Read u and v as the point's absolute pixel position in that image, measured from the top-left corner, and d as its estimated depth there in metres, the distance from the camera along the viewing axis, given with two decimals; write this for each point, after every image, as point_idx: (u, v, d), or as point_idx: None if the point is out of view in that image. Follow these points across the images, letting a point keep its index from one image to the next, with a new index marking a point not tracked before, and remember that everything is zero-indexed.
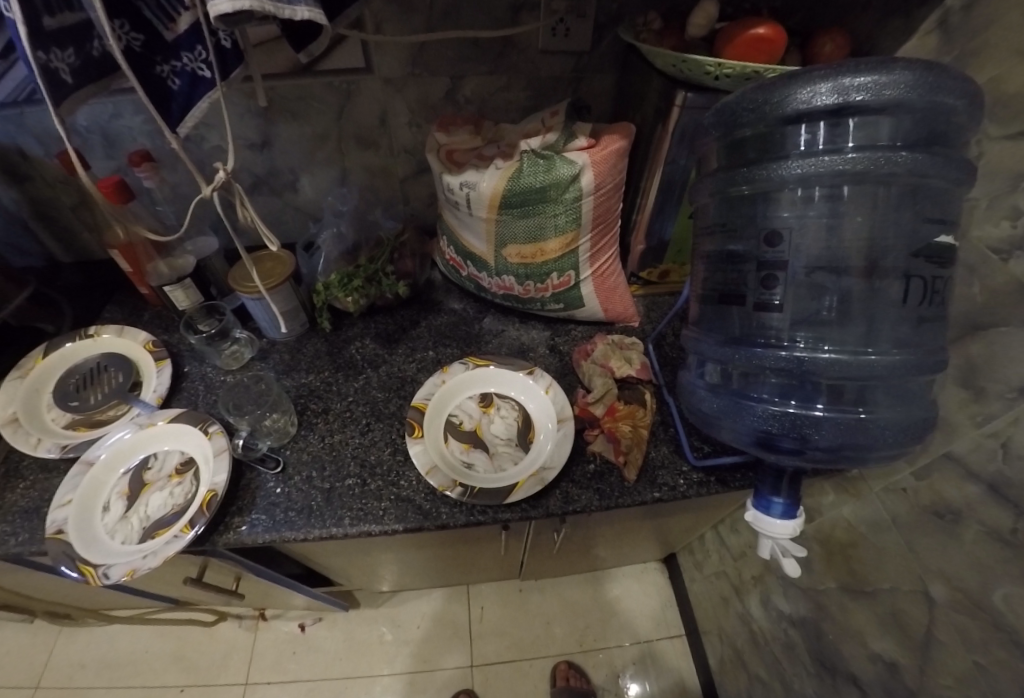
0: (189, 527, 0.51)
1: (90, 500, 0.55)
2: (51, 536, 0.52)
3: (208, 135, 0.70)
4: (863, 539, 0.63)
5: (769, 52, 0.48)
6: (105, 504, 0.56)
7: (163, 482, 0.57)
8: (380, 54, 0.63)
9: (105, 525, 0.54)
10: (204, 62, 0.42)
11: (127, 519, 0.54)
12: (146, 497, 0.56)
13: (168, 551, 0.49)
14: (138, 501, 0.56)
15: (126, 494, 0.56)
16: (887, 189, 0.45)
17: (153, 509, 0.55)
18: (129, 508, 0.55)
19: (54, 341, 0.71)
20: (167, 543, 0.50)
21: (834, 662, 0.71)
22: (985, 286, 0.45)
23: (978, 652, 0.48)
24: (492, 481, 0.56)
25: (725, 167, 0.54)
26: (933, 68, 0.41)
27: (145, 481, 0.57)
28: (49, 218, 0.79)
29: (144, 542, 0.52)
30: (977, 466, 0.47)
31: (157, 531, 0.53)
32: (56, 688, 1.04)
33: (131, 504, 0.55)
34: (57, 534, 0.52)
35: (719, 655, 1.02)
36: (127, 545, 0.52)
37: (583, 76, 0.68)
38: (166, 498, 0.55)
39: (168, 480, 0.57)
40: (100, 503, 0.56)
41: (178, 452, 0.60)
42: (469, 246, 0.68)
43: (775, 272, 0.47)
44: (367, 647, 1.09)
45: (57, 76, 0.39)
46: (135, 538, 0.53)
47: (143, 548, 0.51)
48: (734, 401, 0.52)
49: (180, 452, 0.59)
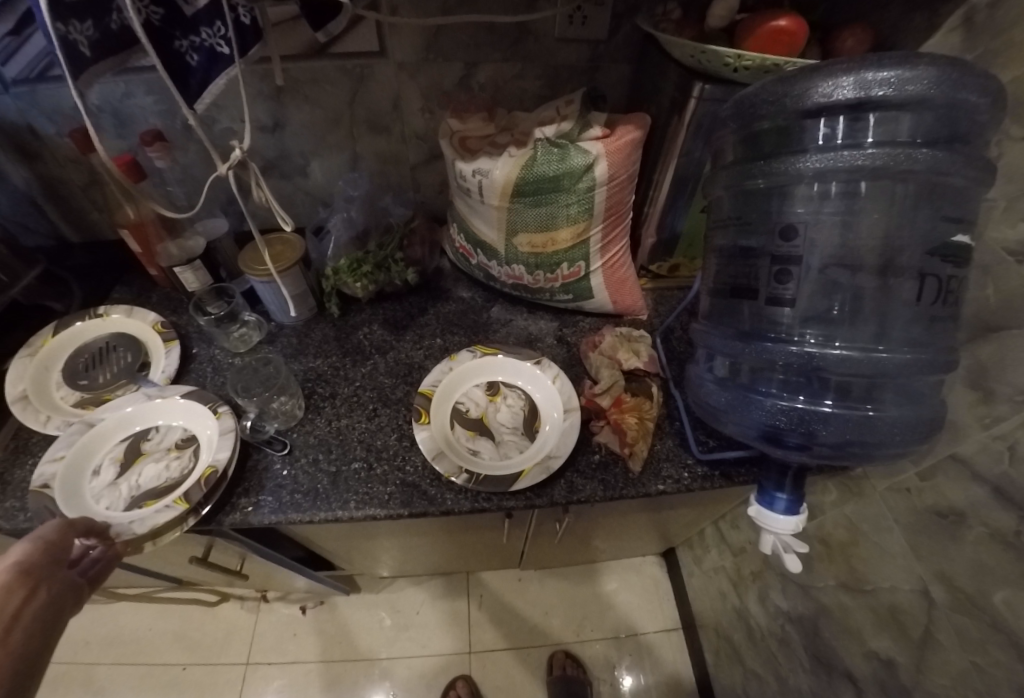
0: (184, 499, 0.52)
1: (81, 462, 0.56)
2: (34, 490, 0.52)
3: (220, 116, 0.69)
4: (865, 538, 0.64)
5: (789, 44, 0.47)
6: (96, 468, 0.56)
7: (159, 455, 0.57)
8: (395, 38, 0.62)
9: (91, 489, 0.54)
10: (223, 38, 0.42)
11: (116, 486, 0.54)
12: (139, 466, 0.56)
13: (156, 520, 0.50)
14: (130, 470, 0.56)
15: (119, 460, 0.57)
16: (905, 185, 0.45)
17: (144, 480, 0.55)
18: (120, 475, 0.55)
19: (63, 320, 0.71)
20: (155, 511, 0.51)
21: (830, 659, 0.71)
22: (999, 286, 0.45)
23: (977, 653, 0.48)
24: (498, 469, 0.57)
25: (742, 160, 0.54)
26: (958, 64, 0.41)
27: (141, 451, 0.58)
28: (59, 196, 0.79)
29: (130, 510, 0.52)
30: (982, 468, 0.47)
31: (146, 501, 0.53)
32: (60, 662, 1.06)
33: (123, 472, 0.56)
34: (41, 488, 0.52)
35: (716, 649, 1.02)
36: (111, 511, 0.52)
37: (598, 65, 0.68)
38: (160, 470, 0.56)
39: (165, 453, 0.57)
40: (92, 467, 0.56)
41: (180, 427, 0.60)
42: (479, 234, 0.68)
43: (789, 267, 0.47)
44: (366, 631, 1.10)
45: (77, 50, 0.40)
46: (120, 505, 0.53)
47: (129, 514, 0.51)
48: (742, 395, 0.52)
49: (183, 428, 0.60)
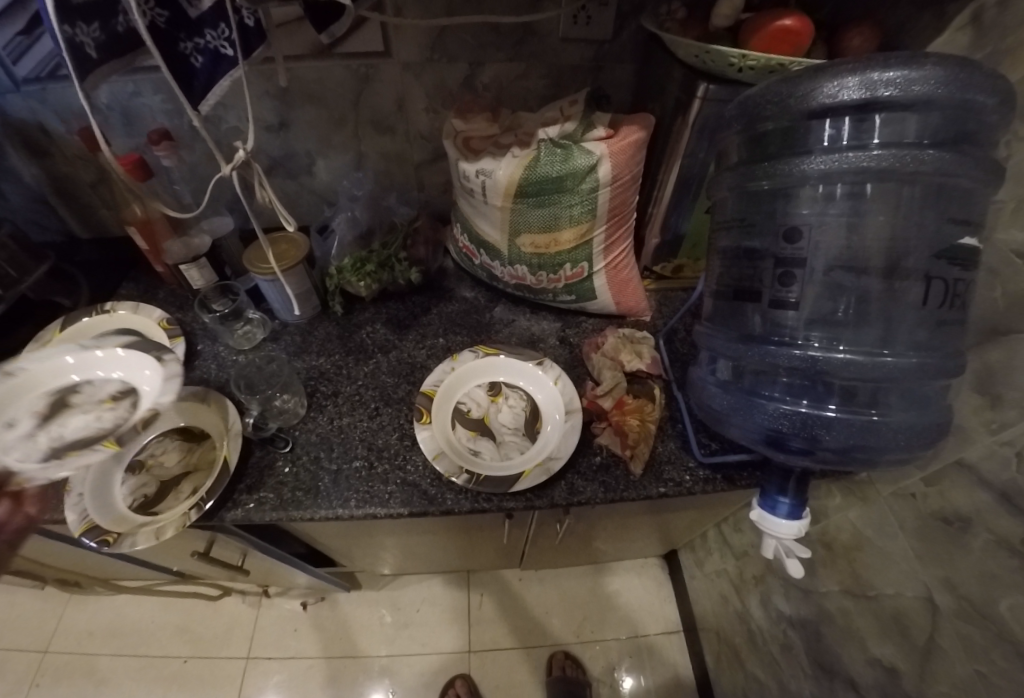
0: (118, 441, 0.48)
1: None
2: None
3: (227, 116, 0.70)
4: (869, 543, 0.63)
5: (795, 44, 0.47)
6: (12, 420, 0.50)
7: (89, 405, 0.52)
8: (400, 38, 0.62)
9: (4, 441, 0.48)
10: (227, 40, 0.43)
11: (34, 438, 0.48)
12: (64, 417, 0.51)
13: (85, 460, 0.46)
14: (54, 420, 0.50)
15: (41, 412, 0.51)
16: (912, 187, 0.44)
17: (69, 430, 0.49)
18: (40, 426, 0.49)
19: (71, 315, 0.72)
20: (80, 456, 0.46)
21: (832, 665, 0.71)
22: (1008, 290, 0.44)
23: (981, 661, 0.48)
24: (499, 469, 0.57)
25: (746, 161, 0.53)
26: (965, 64, 0.40)
27: (69, 403, 0.52)
28: (68, 194, 0.80)
29: (49, 460, 0.46)
30: (988, 475, 0.46)
31: (68, 451, 0.47)
32: (64, 653, 1.07)
33: (44, 423, 0.50)
34: None
35: (717, 652, 1.02)
36: (25, 462, 0.46)
37: (603, 65, 0.68)
38: (88, 421, 0.50)
39: (97, 405, 0.52)
40: (6, 419, 0.50)
41: (119, 379, 0.55)
42: (483, 234, 0.68)
43: (793, 269, 0.46)
44: (366, 628, 1.11)
45: (83, 52, 0.40)
46: (36, 457, 0.47)
47: (46, 464, 0.46)
48: (744, 398, 0.52)
49: (122, 380, 0.55)
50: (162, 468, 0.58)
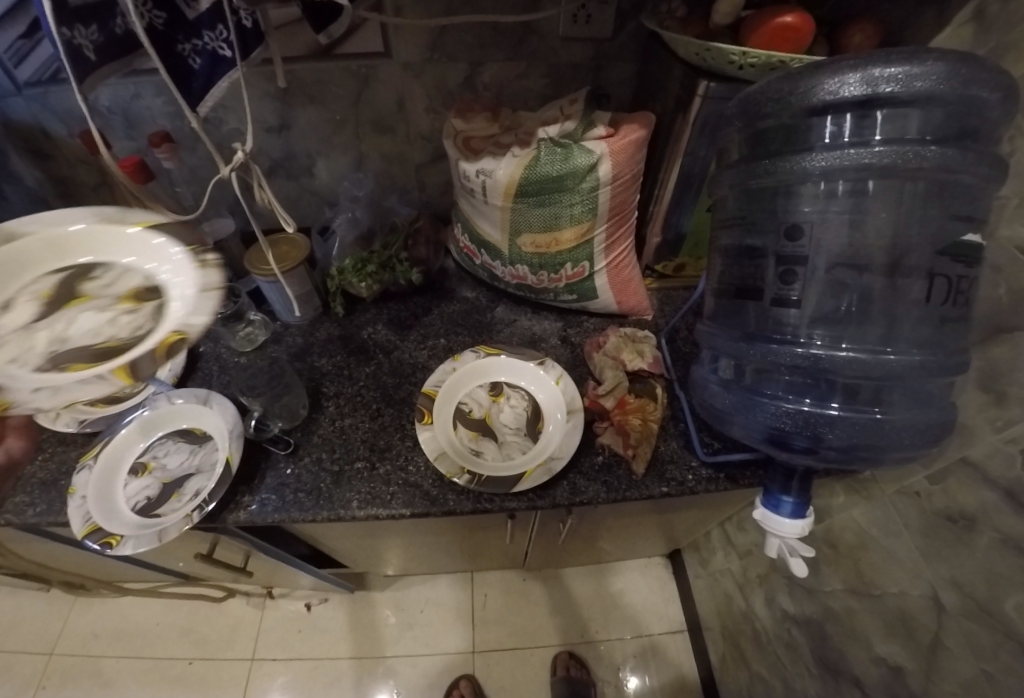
0: (135, 371, 0.38)
1: None
2: None
3: (227, 117, 0.70)
4: (874, 542, 0.63)
5: (795, 41, 0.47)
6: (7, 303, 0.42)
7: (102, 302, 0.42)
8: (399, 39, 0.62)
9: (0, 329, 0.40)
10: (225, 41, 0.43)
11: (33, 333, 0.40)
12: (71, 311, 0.42)
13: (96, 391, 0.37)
14: (60, 314, 0.42)
15: (44, 298, 0.43)
16: (914, 184, 0.44)
17: (76, 330, 0.41)
18: (42, 318, 0.41)
19: None
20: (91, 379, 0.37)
21: (837, 663, 0.70)
22: (1012, 286, 0.44)
23: (988, 660, 0.48)
24: (501, 470, 0.57)
25: (747, 159, 0.53)
26: (968, 59, 0.40)
27: (79, 292, 0.43)
28: (70, 197, 0.80)
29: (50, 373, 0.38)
30: (993, 472, 0.46)
31: (72, 364, 0.39)
32: (70, 655, 1.08)
33: (47, 315, 0.42)
34: None
35: (722, 652, 1.02)
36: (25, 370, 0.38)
37: (603, 64, 0.68)
38: (100, 322, 0.41)
39: (113, 304, 0.42)
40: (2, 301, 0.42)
41: (140, 274, 0.45)
42: (483, 234, 0.68)
43: (794, 267, 0.46)
44: (370, 629, 1.11)
45: (82, 54, 0.40)
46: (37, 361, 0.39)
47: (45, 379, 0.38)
48: (746, 397, 0.52)
49: (146, 276, 0.45)
50: (164, 472, 0.57)
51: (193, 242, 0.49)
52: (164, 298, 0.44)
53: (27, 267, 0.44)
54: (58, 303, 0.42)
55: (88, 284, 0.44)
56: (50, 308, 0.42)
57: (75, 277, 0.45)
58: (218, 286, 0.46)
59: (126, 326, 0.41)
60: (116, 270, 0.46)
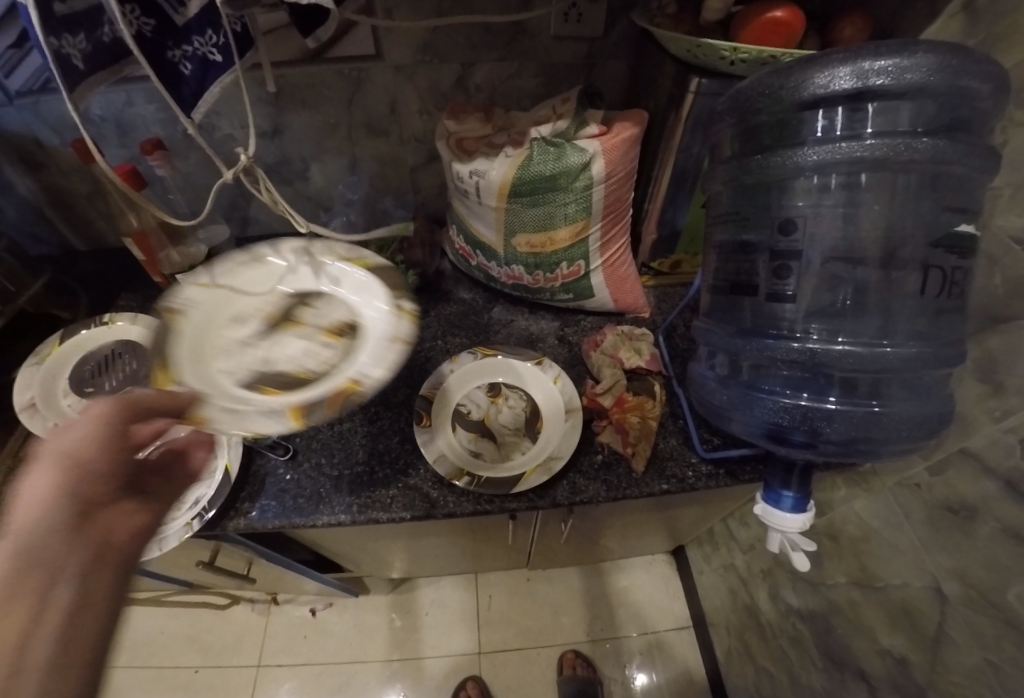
0: (309, 414, 0.43)
1: (223, 306, 0.49)
2: (164, 309, 0.46)
3: (220, 123, 0.70)
4: (876, 535, 0.63)
5: (787, 36, 0.47)
6: (240, 316, 0.49)
7: (309, 331, 0.49)
8: (391, 41, 0.62)
9: (230, 338, 0.48)
10: (215, 46, 0.43)
11: (254, 348, 0.47)
12: (283, 335, 0.49)
13: (268, 425, 0.42)
14: (276, 335, 0.49)
15: (267, 318, 0.50)
16: (907, 176, 0.44)
17: (281, 355, 0.48)
18: (263, 337, 0.49)
19: (69, 328, 0.72)
20: (274, 412, 0.43)
21: (843, 656, 0.71)
22: (1007, 276, 0.44)
23: (991, 649, 0.48)
24: (501, 471, 0.56)
25: (739, 154, 0.53)
26: (958, 50, 0.40)
27: (294, 318, 0.50)
28: (66, 207, 0.80)
29: (248, 391, 0.45)
30: (993, 462, 0.46)
31: (265, 387, 0.45)
32: None
33: (268, 333, 0.49)
34: (170, 312, 0.46)
35: (727, 647, 1.02)
36: (231, 381, 0.45)
37: (595, 62, 0.68)
38: (299, 352, 0.48)
39: (317, 335, 0.49)
40: (235, 312, 0.49)
41: (343, 309, 0.51)
42: (479, 234, 0.68)
43: (789, 262, 0.46)
44: (376, 632, 1.11)
45: (70, 63, 0.40)
46: (243, 375, 0.46)
47: (242, 397, 0.44)
48: (744, 393, 0.52)
49: (349, 311, 0.51)
50: None
51: (394, 283, 0.52)
52: (356, 340, 0.49)
53: (260, 286, 0.52)
54: (279, 322, 0.50)
55: (302, 312, 0.51)
56: (271, 328, 0.49)
57: (297, 302, 0.51)
58: (405, 338, 0.48)
59: (316, 357, 0.48)
60: (329, 301, 0.52)
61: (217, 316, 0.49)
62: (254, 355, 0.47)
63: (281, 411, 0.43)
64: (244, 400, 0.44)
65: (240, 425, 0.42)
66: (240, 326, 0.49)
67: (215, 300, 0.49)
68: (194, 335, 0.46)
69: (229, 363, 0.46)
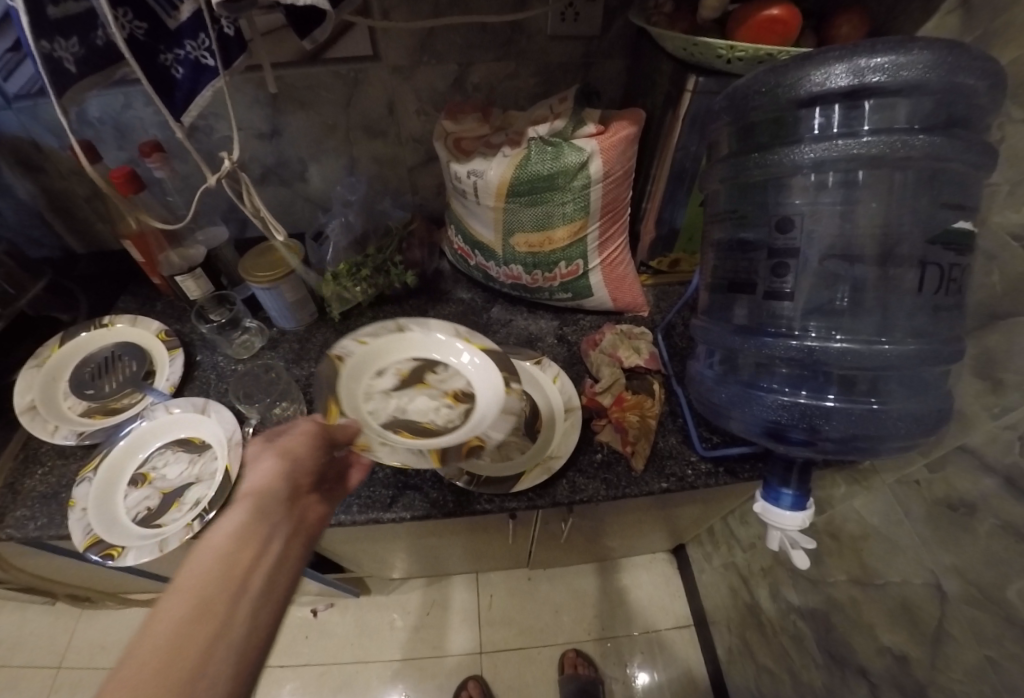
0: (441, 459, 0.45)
1: (370, 358, 0.52)
2: (333, 354, 0.50)
3: (218, 125, 0.70)
4: (875, 532, 0.63)
5: (782, 33, 0.47)
6: (380, 369, 0.52)
7: (436, 391, 0.52)
8: (388, 41, 0.62)
9: (371, 386, 0.51)
10: (207, 50, 0.43)
11: (389, 398, 0.50)
12: (416, 391, 0.51)
13: (408, 459, 0.43)
14: (407, 390, 0.51)
15: (402, 374, 0.52)
16: (904, 173, 0.44)
17: (412, 409, 0.50)
18: (396, 390, 0.51)
19: (69, 330, 0.72)
20: (410, 451, 0.44)
21: (844, 654, 0.71)
22: (1005, 274, 0.44)
23: (991, 646, 0.48)
24: (502, 472, 0.56)
25: (736, 152, 0.53)
26: (953, 47, 0.40)
27: (424, 379, 0.52)
28: (65, 209, 0.80)
29: (386, 430, 0.47)
30: (992, 459, 0.46)
31: (403, 431, 0.48)
32: (78, 668, 1.08)
33: (401, 387, 0.51)
34: (337, 357, 0.50)
35: (729, 645, 1.02)
36: (374, 419, 0.48)
37: (593, 62, 0.68)
38: (429, 408, 0.50)
39: (442, 396, 0.51)
40: (378, 366, 0.52)
41: (465, 377, 0.53)
42: (477, 234, 0.68)
43: (786, 260, 0.46)
44: (378, 633, 1.11)
45: (62, 66, 0.41)
46: (382, 418, 0.48)
47: (383, 434, 0.46)
48: (742, 391, 0.52)
49: (467, 380, 0.53)
50: (165, 482, 0.57)
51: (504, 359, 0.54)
52: (475, 409, 0.51)
53: (400, 345, 0.54)
54: (411, 381, 0.52)
55: (430, 373, 0.53)
56: (406, 384, 0.52)
57: (426, 365, 0.54)
58: (515, 413, 0.49)
59: (443, 417, 0.50)
60: (451, 369, 0.54)
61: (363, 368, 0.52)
62: (392, 405, 0.50)
63: (425, 451, 0.45)
64: (390, 438, 0.46)
65: (391, 455, 0.43)
66: (382, 379, 0.52)
67: (366, 354, 0.52)
68: (347, 381, 0.49)
69: (374, 409, 0.49)
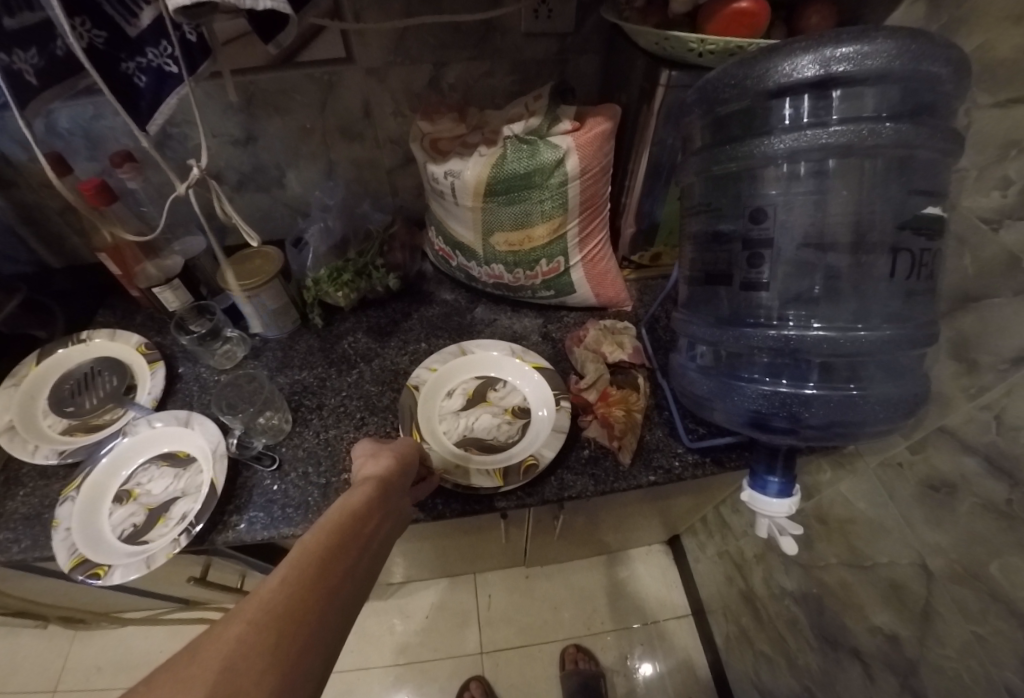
0: (503, 478, 0.55)
1: (442, 383, 0.64)
2: (411, 385, 0.63)
3: (191, 133, 0.69)
4: (862, 515, 0.64)
5: (751, 26, 0.47)
6: (450, 390, 0.64)
7: (497, 409, 0.62)
8: (360, 43, 0.62)
9: (444, 406, 0.62)
10: (170, 57, 0.42)
11: (458, 417, 0.61)
12: (479, 410, 0.62)
13: (476, 480, 0.55)
14: (472, 409, 0.62)
15: (468, 394, 0.63)
16: (874, 161, 0.44)
17: (478, 426, 0.60)
18: (464, 407, 0.62)
19: (46, 347, 0.71)
20: (475, 471, 0.56)
21: (837, 636, 0.72)
22: (977, 257, 0.44)
23: (977, 622, 0.49)
24: (499, 459, 0.57)
25: (710, 145, 0.53)
26: (917, 34, 0.40)
27: (487, 397, 0.63)
28: (37, 224, 0.78)
29: (456, 447, 0.58)
30: (971, 439, 0.46)
31: (471, 447, 0.59)
32: (73, 690, 1.06)
33: (468, 406, 0.62)
34: (415, 386, 0.63)
35: (726, 632, 1.03)
36: (447, 437, 0.59)
37: (567, 58, 0.68)
38: (493, 424, 0.60)
39: (502, 413, 0.61)
40: (448, 388, 0.64)
41: (520, 393, 0.63)
42: (456, 235, 0.68)
43: (761, 251, 0.47)
44: (377, 638, 1.11)
45: (22, 79, 0.40)
46: (454, 435, 0.60)
47: (455, 452, 0.58)
48: (724, 382, 0.53)
49: (524, 397, 0.63)
50: (150, 497, 0.57)
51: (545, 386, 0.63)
52: (530, 424, 0.61)
53: (464, 370, 0.65)
54: (476, 400, 0.63)
55: (491, 392, 0.64)
56: (472, 403, 0.62)
57: (488, 385, 0.64)
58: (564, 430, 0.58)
59: (504, 432, 0.60)
60: (509, 386, 0.64)
61: (436, 391, 0.64)
62: (462, 424, 0.61)
63: (488, 471, 0.56)
64: (460, 457, 0.58)
65: (464, 478, 0.55)
66: (452, 400, 0.63)
67: (437, 379, 0.64)
68: (425, 406, 0.62)
69: (447, 429, 0.60)
